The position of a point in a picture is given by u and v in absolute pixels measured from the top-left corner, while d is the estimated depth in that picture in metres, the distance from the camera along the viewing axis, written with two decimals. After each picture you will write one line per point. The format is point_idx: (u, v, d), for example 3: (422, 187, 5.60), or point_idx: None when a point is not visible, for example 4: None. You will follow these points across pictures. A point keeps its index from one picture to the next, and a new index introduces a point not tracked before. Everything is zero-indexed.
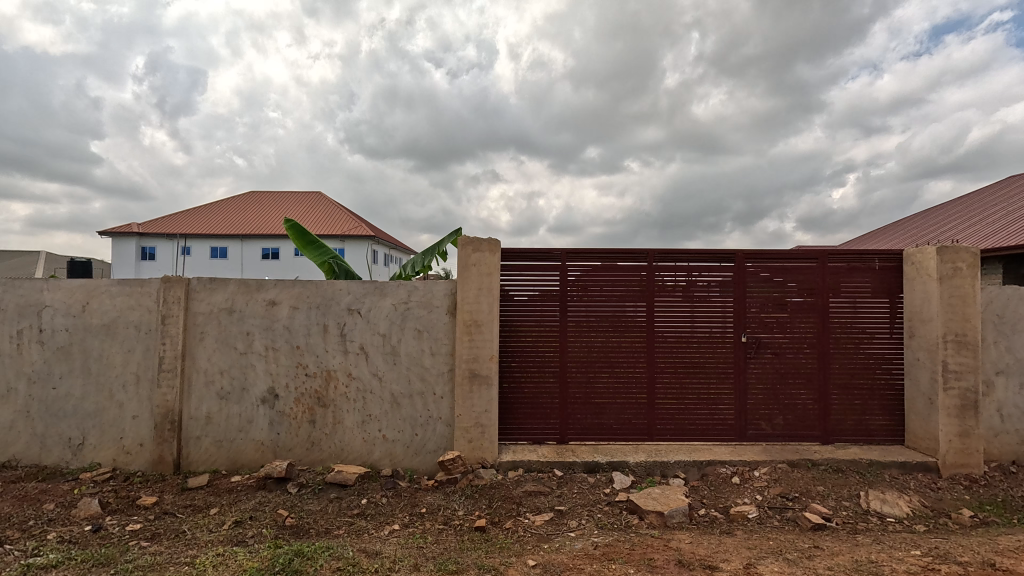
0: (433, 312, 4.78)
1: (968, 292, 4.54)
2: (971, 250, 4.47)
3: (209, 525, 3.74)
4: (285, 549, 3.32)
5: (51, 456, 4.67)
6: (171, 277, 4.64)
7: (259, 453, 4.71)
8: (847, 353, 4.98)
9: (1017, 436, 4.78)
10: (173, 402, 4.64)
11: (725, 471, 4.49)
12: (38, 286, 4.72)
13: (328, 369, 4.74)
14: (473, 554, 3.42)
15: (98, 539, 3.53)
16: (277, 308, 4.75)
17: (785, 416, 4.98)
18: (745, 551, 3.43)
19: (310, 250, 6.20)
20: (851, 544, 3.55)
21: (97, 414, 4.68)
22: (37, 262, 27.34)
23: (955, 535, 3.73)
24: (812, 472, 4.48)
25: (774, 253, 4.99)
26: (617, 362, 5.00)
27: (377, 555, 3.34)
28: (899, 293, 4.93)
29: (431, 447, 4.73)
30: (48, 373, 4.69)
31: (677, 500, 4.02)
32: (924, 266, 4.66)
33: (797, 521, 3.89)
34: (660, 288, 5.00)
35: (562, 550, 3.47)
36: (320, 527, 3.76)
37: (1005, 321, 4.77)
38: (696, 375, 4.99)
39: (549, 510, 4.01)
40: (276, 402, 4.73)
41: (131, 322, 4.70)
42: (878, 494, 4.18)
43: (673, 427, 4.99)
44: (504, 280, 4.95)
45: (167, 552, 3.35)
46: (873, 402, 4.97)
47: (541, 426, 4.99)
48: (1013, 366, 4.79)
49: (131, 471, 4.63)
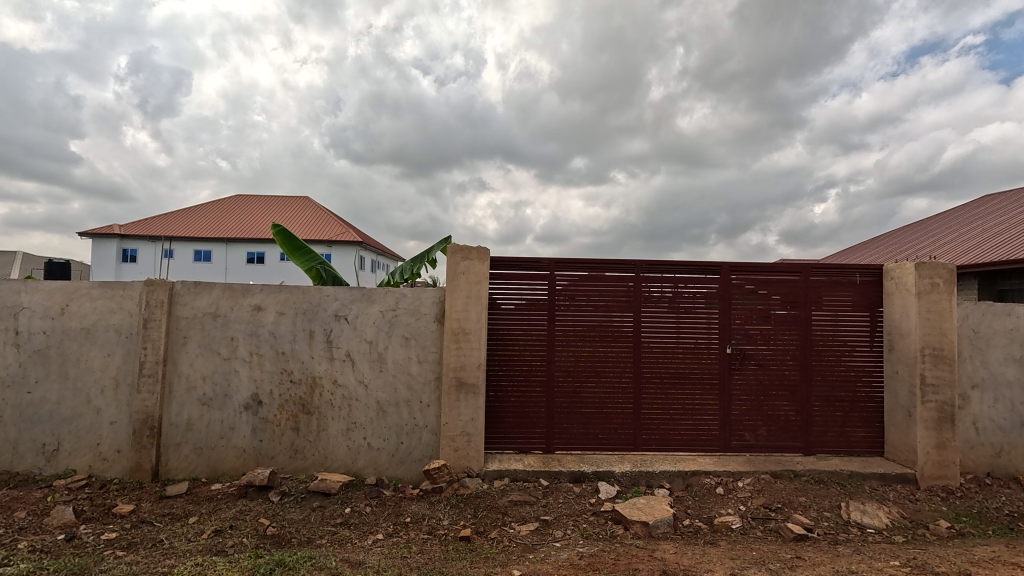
0: (421, 319, 4.77)
1: (945, 307, 4.65)
2: (948, 266, 4.60)
3: (187, 535, 3.65)
4: (266, 559, 3.26)
5: (23, 463, 4.53)
6: (155, 281, 4.56)
7: (240, 460, 4.63)
8: (828, 366, 5.07)
9: (991, 449, 4.90)
10: (153, 408, 4.54)
11: (709, 482, 4.53)
12: (15, 287, 4.60)
13: (314, 375, 4.68)
14: (457, 565, 3.38)
15: (72, 548, 3.43)
16: (263, 313, 4.70)
17: (768, 427, 5.04)
18: (729, 561, 3.45)
19: (298, 256, 6.12)
20: (832, 555, 3.59)
21: (73, 420, 4.57)
22: (13, 259, 26.95)
23: (933, 546, 3.79)
24: (794, 483, 4.53)
25: (758, 266, 5.09)
26: (603, 372, 5.03)
27: (361, 565, 3.29)
28: (879, 306, 5.05)
29: (417, 456, 4.69)
30: (22, 377, 4.57)
31: (662, 510, 4.03)
32: (903, 281, 4.79)
33: (780, 532, 3.93)
34: (647, 299, 5.06)
35: (548, 560, 3.46)
36: (303, 537, 3.70)
37: (979, 336, 4.91)
38: (681, 386, 5.04)
39: (535, 519, 4.00)
40: (259, 409, 4.66)
41: (111, 326, 4.61)
42: (858, 504, 4.24)
43: (658, 438, 5.02)
44: (493, 289, 4.96)
45: (144, 561, 3.27)
46: (853, 414, 5.06)
47: (527, 436, 4.98)
48: (987, 380, 4.92)
49: (107, 478, 4.51)
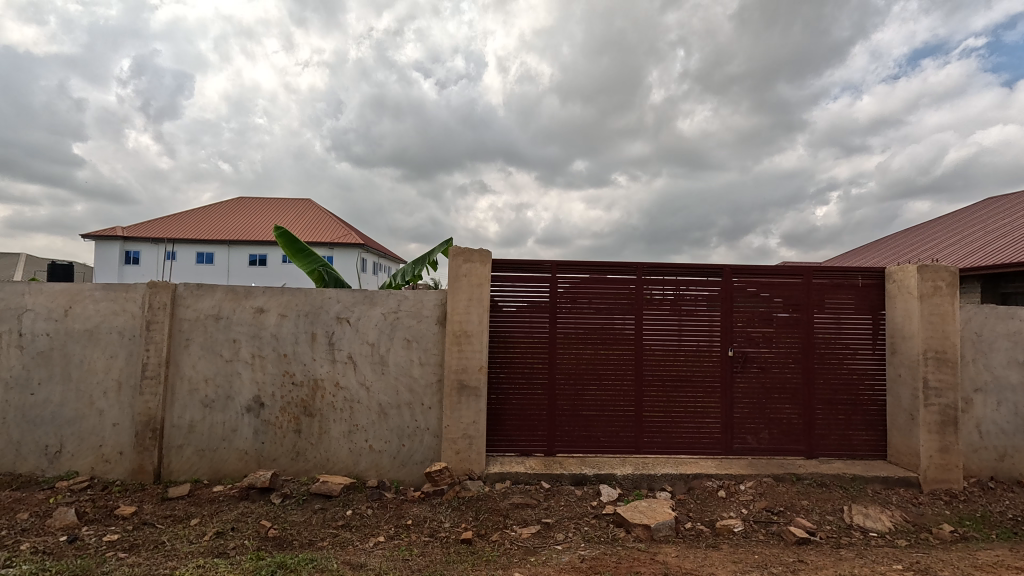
0: (423, 321, 4.78)
1: (948, 310, 4.64)
2: (950, 269, 4.59)
3: (189, 537, 3.65)
4: (267, 561, 3.26)
5: (26, 464, 4.54)
6: (157, 283, 4.57)
7: (242, 462, 4.64)
8: (831, 369, 5.06)
9: (995, 452, 4.88)
10: (155, 410, 4.54)
11: (711, 485, 4.52)
12: (19, 289, 4.62)
13: (316, 378, 4.69)
14: (458, 567, 3.38)
15: (74, 550, 3.44)
16: (265, 315, 4.71)
17: (770, 431, 5.03)
18: (731, 564, 3.44)
19: (299, 259, 6.13)
20: (834, 559, 3.58)
21: (76, 421, 4.58)
22: (15, 261, 27.02)
23: (935, 550, 3.78)
24: (796, 487, 4.52)
25: (760, 269, 5.09)
26: (605, 375, 5.03)
27: (362, 567, 3.29)
28: (882, 310, 5.04)
29: (418, 458, 4.69)
30: (26, 379, 4.59)
31: (663, 513, 4.02)
32: (905, 284, 4.78)
33: (782, 535, 3.91)
34: (649, 302, 5.06)
35: (549, 563, 3.45)
36: (304, 539, 3.69)
37: (982, 339, 4.90)
38: (683, 389, 5.03)
39: (536, 522, 3.99)
40: (261, 411, 4.66)
41: (115, 328, 4.62)
42: (860, 508, 4.23)
43: (660, 440, 5.01)
44: (494, 291, 4.97)
45: (146, 563, 3.27)
46: (856, 418, 5.04)
47: (529, 438, 4.98)
48: (990, 384, 4.90)
49: (109, 480, 4.52)
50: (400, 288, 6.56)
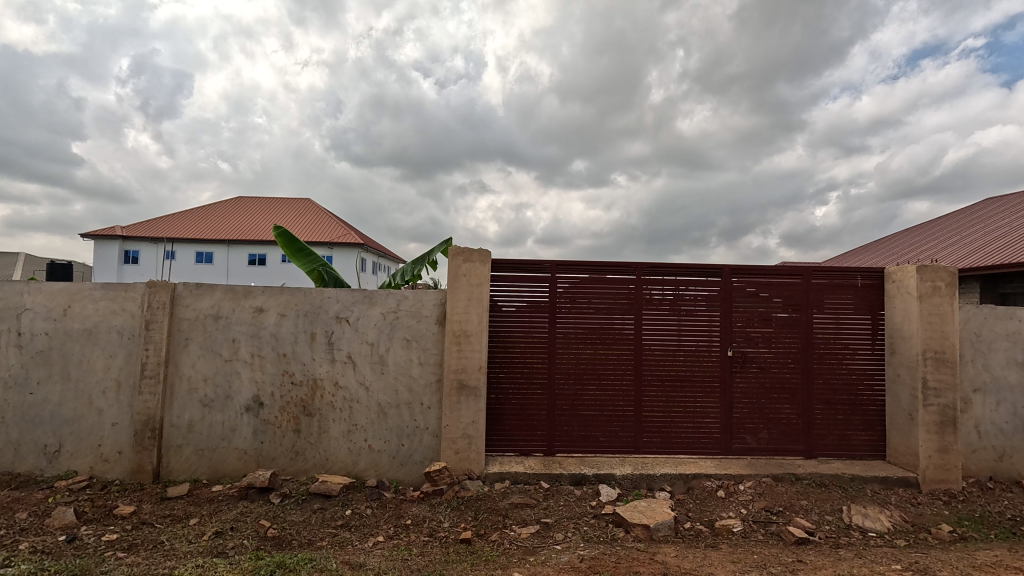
0: (422, 321, 4.78)
1: (947, 311, 4.65)
2: (949, 269, 4.59)
3: (188, 536, 3.65)
4: (266, 561, 3.26)
5: (25, 464, 4.54)
6: (156, 282, 4.56)
7: (241, 462, 4.63)
8: (830, 369, 5.07)
9: (994, 452, 4.89)
10: (154, 409, 4.54)
11: (710, 485, 4.52)
12: (18, 289, 4.61)
13: (315, 377, 4.69)
14: (457, 567, 3.38)
15: (73, 549, 3.43)
16: (264, 315, 4.71)
17: (769, 431, 5.03)
18: (730, 564, 3.44)
19: (298, 258, 6.12)
20: (833, 558, 3.58)
21: (75, 421, 4.57)
22: (14, 260, 26.98)
23: (934, 550, 3.78)
24: (795, 486, 4.52)
25: (759, 269, 5.09)
26: (604, 375, 5.03)
27: (362, 567, 3.29)
28: (881, 310, 5.04)
29: (418, 458, 4.69)
30: (25, 379, 4.58)
31: (663, 513, 4.02)
32: (905, 284, 4.78)
33: (781, 535, 3.91)
34: (649, 302, 5.06)
35: (548, 563, 3.45)
36: (303, 539, 3.69)
37: (981, 339, 4.91)
38: (682, 389, 5.03)
39: (535, 522, 3.99)
40: (260, 411, 4.66)
41: (114, 327, 4.62)
42: (859, 508, 4.24)
43: (659, 440, 5.01)
44: (494, 291, 4.97)
45: (145, 563, 3.27)
46: (855, 418, 5.05)
47: (528, 438, 4.98)
48: (989, 384, 4.91)
49: (108, 480, 4.51)
50: (399, 287, 6.56)
